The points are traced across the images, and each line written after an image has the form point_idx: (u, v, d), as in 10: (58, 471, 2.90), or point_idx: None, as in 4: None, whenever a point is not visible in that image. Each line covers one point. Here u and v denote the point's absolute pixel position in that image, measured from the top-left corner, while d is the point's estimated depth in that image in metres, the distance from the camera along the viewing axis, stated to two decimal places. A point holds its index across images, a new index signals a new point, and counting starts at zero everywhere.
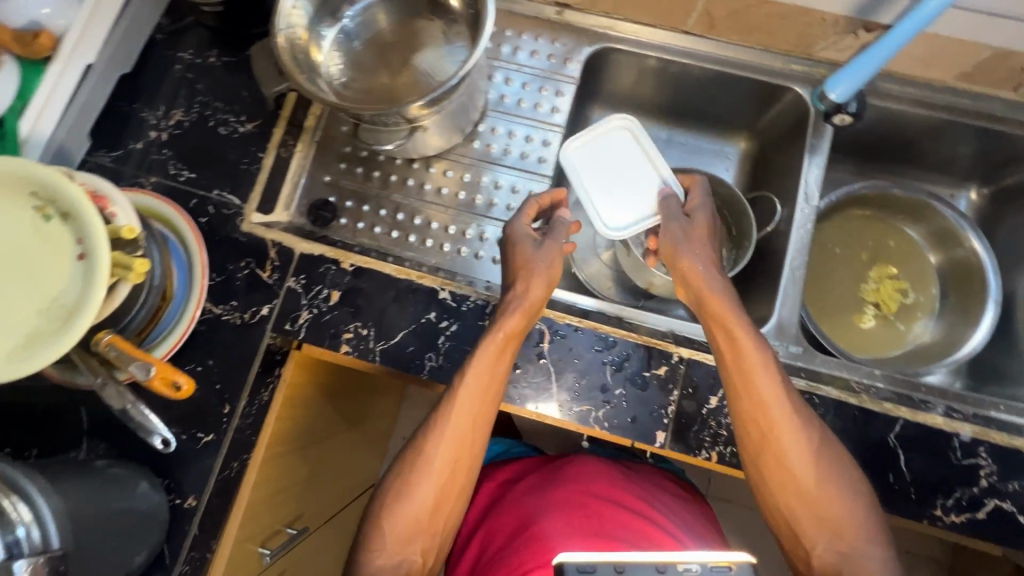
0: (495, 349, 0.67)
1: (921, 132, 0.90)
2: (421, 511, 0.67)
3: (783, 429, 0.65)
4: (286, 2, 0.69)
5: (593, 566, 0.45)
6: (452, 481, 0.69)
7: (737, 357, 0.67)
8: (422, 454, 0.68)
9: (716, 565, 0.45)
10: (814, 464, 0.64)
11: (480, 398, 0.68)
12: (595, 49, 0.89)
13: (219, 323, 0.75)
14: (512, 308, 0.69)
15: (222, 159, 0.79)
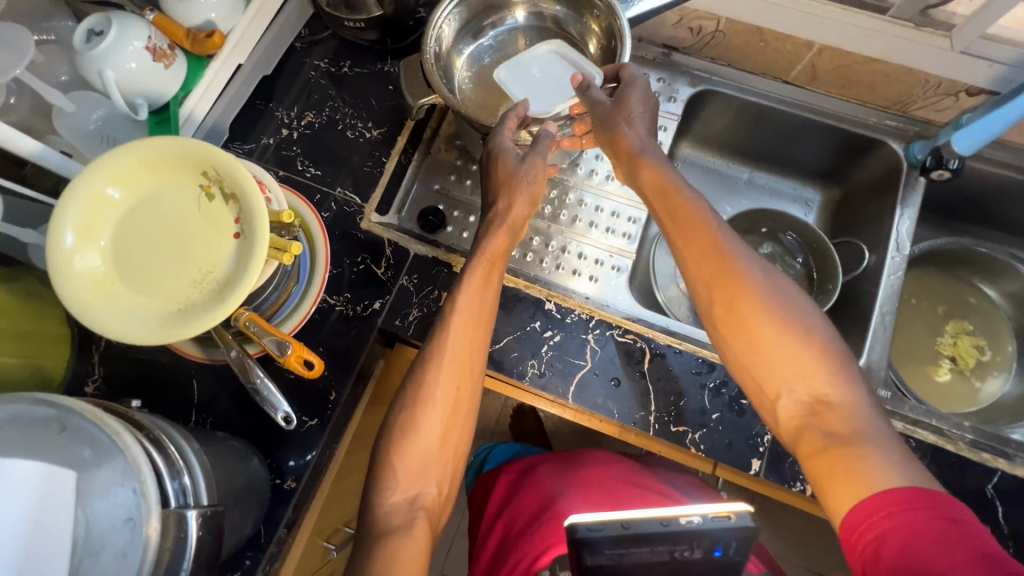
0: (482, 273, 0.69)
1: (1008, 195, 0.93)
2: (430, 442, 0.66)
3: (750, 316, 0.59)
4: (440, 18, 0.77)
5: (603, 525, 0.54)
6: (455, 410, 0.68)
7: (691, 230, 0.64)
8: (416, 379, 0.68)
9: (716, 517, 0.53)
10: (788, 340, 0.58)
11: (480, 319, 0.69)
12: (697, 90, 0.94)
13: (332, 313, 0.78)
14: (495, 229, 0.71)
15: (347, 160, 0.85)
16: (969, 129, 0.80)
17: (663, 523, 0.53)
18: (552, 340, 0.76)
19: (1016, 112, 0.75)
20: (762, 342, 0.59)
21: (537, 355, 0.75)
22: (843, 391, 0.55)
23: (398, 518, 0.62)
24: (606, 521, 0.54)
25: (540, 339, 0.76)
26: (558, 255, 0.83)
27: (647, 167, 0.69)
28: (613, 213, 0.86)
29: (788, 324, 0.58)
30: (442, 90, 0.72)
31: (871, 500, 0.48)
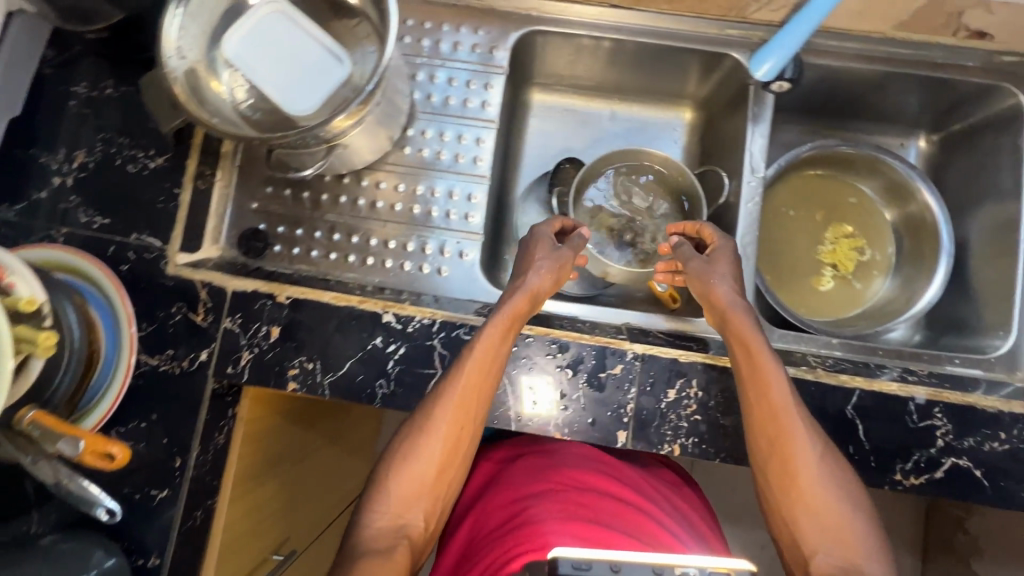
0: (503, 324, 0.67)
1: (866, 86, 0.87)
2: (426, 472, 0.65)
3: (785, 419, 0.63)
4: (167, 31, 0.63)
5: (589, 564, 0.42)
6: (456, 448, 0.67)
7: (748, 345, 0.66)
8: (417, 421, 0.67)
9: (715, 572, 0.44)
10: (808, 445, 0.63)
11: (494, 365, 0.67)
12: (522, 34, 0.83)
13: (158, 374, 0.71)
14: (515, 294, 0.71)
15: (136, 199, 0.74)
16: (762, 56, 0.78)
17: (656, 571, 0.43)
18: (396, 354, 0.71)
19: (794, 41, 0.75)
20: (786, 441, 0.63)
21: (385, 373, 0.71)
22: (837, 504, 0.61)
23: (384, 543, 0.61)
24: (595, 559, 0.43)
25: (384, 355, 0.71)
26: (402, 253, 0.80)
27: (716, 282, 0.72)
28: (451, 193, 0.81)
29: (807, 430, 0.63)
30: (205, 122, 0.62)
31: None
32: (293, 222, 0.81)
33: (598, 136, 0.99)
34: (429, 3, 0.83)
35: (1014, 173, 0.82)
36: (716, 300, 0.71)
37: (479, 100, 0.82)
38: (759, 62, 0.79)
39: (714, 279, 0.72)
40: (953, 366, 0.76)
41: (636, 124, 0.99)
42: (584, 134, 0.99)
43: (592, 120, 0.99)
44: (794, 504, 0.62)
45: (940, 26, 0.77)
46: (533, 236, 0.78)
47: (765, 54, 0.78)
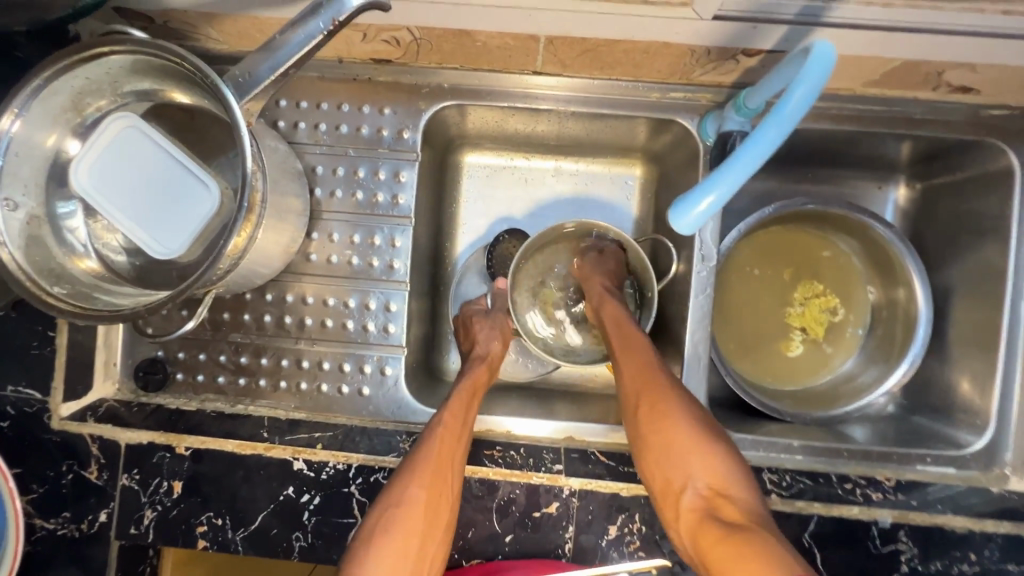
0: (466, 393, 0.69)
1: (834, 141, 0.76)
2: (405, 545, 0.58)
3: (671, 435, 0.61)
4: None
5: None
6: (437, 517, 0.60)
7: (631, 362, 0.66)
8: (394, 488, 0.61)
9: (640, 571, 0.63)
10: (701, 449, 0.59)
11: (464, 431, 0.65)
12: (433, 111, 0.72)
13: (56, 538, 0.65)
14: (476, 363, 0.74)
15: (7, 346, 0.66)
16: (689, 197, 0.51)
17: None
18: (311, 504, 0.65)
19: (737, 176, 0.50)
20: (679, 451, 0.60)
21: (301, 526, 0.65)
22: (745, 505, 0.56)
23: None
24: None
25: (298, 506, 0.65)
26: (318, 374, 0.72)
27: (609, 301, 0.74)
28: (364, 302, 0.73)
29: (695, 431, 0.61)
30: (67, 312, 0.52)
31: None
32: (195, 346, 0.73)
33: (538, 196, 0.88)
34: (322, 79, 0.71)
35: (999, 242, 0.72)
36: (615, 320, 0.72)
37: (388, 193, 0.72)
38: (687, 209, 0.51)
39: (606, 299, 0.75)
40: (926, 466, 0.70)
41: (577, 178, 0.88)
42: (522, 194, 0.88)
43: (529, 177, 0.88)
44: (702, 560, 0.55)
45: (918, 83, 0.65)
46: (464, 313, 0.81)
47: (697, 191, 0.51)
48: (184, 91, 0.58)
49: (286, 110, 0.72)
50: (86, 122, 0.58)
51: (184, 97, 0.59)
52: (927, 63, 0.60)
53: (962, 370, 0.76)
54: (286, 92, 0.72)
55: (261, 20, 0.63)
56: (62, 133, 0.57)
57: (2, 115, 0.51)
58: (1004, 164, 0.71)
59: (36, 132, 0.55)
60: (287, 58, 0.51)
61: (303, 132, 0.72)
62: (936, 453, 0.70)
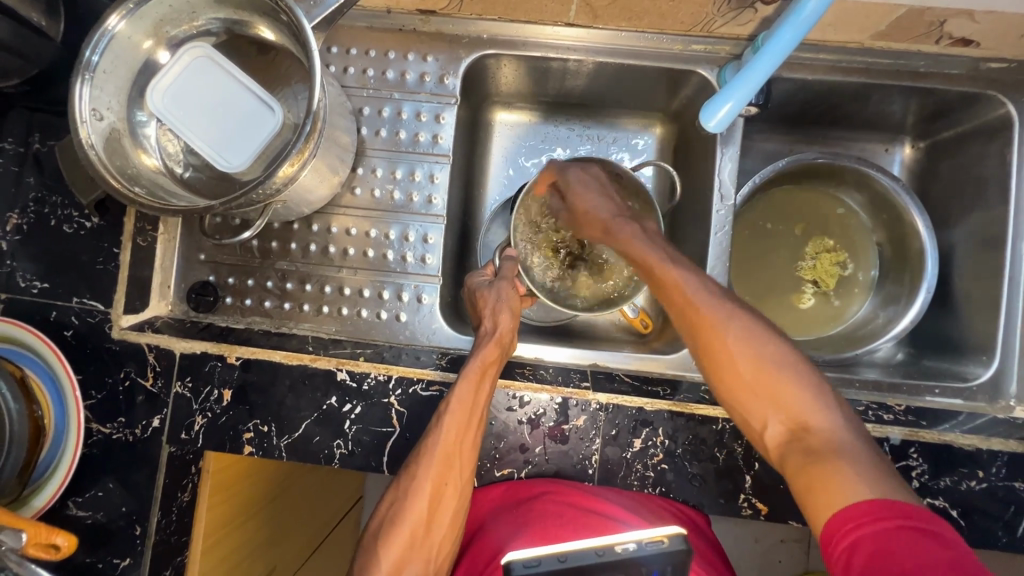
0: (474, 378, 0.65)
1: (843, 96, 0.82)
2: (414, 529, 0.62)
3: (737, 366, 0.57)
4: (84, 105, 0.57)
5: (539, 559, 0.48)
6: (445, 504, 0.63)
7: (680, 299, 0.62)
8: (403, 481, 0.64)
9: (649, 542, 0.49)
10: (776, 370, 0.56)
11: (475, 417, 0.64)
12: (472, 60, 0.78)
13: (111, 443, 0.70)
14: (486, 341, 0.69)
15: (74, 262, 0.70)
16: (715, 103, 0.65)
17: (597, 553, 0.48)
18: (353, 414, 0.69)
19: (753, 84, 0.62)
20: (756, 385, 0.56)
21: (342, 434, 0.68)
22: (828, 420, 0.53)
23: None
24: (543, 553, 0.49)
25: (340, 415, 0.69)
26: (358, 300, 0.78)
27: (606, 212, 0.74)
28: (403, 234, 0.78)
29: (768, 358, 0.57)
30: (144, 204, 0.57)
31: (864, 504, 0.45)
32: (243, 272, 0.79)
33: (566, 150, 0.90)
34: (371, 29, 0.78)
35: (1000, 191, 0.77)
36: (644, 258, 0.66)
37: (429, 134, 0.79)
38: (713, 110, 0.65)
39: (619, 228, 0.69)
40: (933, 397, 0.75)
41: (605, 134, 0.90)
42: (548, 149, 0.91)
43: (557, 134, 0.91)
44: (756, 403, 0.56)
45: (921, 35, 0.71)
46: (469, 286, 0.77)
47: (721, 97, 0.65)
48: (271, 27, 0.64)
49: (337, 56, 0.79)
50: (174, 39, 0.64)
51: (271, 35, 0.66)
52: (930, 11, 0.65)
53: (969, 311, 0.80)
54: (337, 40, 0.78)
55: None
56: (156, 41, 0.62)
57: (113, 12, 0.56)
58: (1004, 115, 0.76)
59: (135, 36, 0.60)
60: None
61: (353, 76, 0.79)
62: (944, 385, 0.76)
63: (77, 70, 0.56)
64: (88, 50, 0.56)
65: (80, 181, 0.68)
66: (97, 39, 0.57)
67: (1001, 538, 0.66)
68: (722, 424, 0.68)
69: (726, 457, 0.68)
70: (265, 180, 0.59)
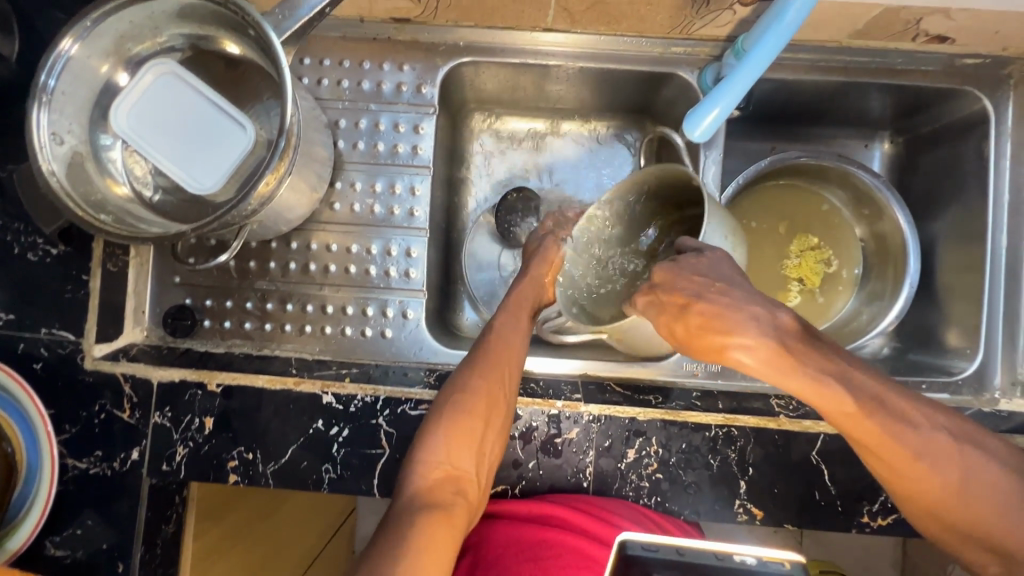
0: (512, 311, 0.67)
1: (823, 95, 0.82)
2: (458, 454, 0.58)
3: (935, 486, 0.50)
4: (42, 129, 0.55)
5: (655, 548, 0.43)
6: (495, 419, 0.61)
7: (859, 417, 0.49)
8: (450, 395, 0.61)
9: (767, 560, 0.42)
10: (979, 492, 0.50)
11: (515, 345, 0.64)
12: (449, 68, 0.76)
13: (88, 478, 0.67)
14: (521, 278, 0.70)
15: (40, 290, 0.67)
16: (700, 111, 0.63)
17: (718, 556, 0.42)
18: (340, 437, 0.67)
19: (741, 89, 0.61)
20: (966, 519, 0.51)
21: (330, 458, 0.67)
22: None
23: (438, 498, 0.56)
24: (659, 543, 0.44)
25: (327, 439, 0.67)
26: (341, 318, 0.76)
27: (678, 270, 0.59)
28: (385, 249, 0.76)
29: (974, 478, 0.50)
30: (111, 232, 0.55)
31: None
32: (221, 293, 0.76)
33: (544, 178, 0.88)
34: (344, 39, 0.76)
35: (979, 186, 0.78)
36: (804, 389, 0.48)
37: (408, 145, 0.77)
38: (698, 119, 0.63)
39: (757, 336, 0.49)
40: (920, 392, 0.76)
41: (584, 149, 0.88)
42: (524, 175, 0.88)
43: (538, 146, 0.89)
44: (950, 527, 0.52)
45: (898, 33, 0.71)
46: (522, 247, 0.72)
47: (708, 104, 0.62)
48: (238, 41, 0.62)
49: (309, 67, 0.76)
50: (135, 57, 0.61)
51: (237, 49, 0.63)
52: (907, 9, 0.66)
53: (952, 305, 0.81)
54: (309, 51, 0.76)
55: None
56: (114, 64, 0.60)
57: (66, 35, 0.54)
58: (980, 110, 0.77)
59: (92, 57, 0.57)
60: None
61: (327, 88, 0.77)
62: (930, 380, 0.76)
63: (32, 94, 0.54)
64: (43, 74, 0.54)
65: (40, 210, 0.64)
66: (52, 61, 0.54)
67: None
68: (714, 430, 0.68)
69: (720, 464, 0.67)
70: (241, 202, 0.57)
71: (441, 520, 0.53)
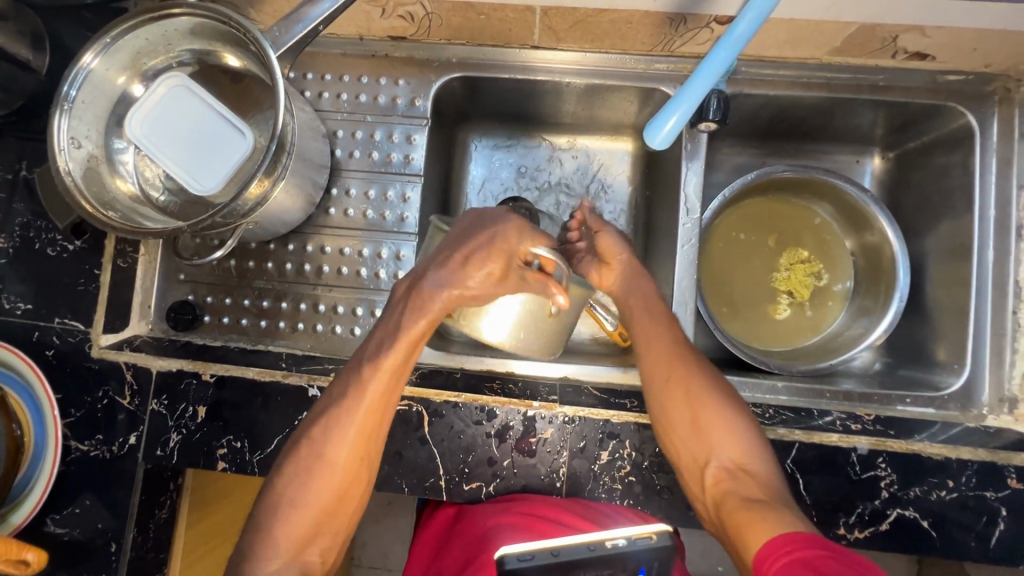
0: (408, 348, 0.61)
1: (808, 111, 0.83)
2: (319, 506, 0.60)
3: (683, 403, 0.66)
4: (62, 135, 0.60)
5: (532, 554, 0.49)
6: (355, 479, 0.62)
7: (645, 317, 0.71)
8: (303, 456, 0.60)
9: (639, 537, 0.51)
10: (708, 408, 0.65)
11: (393, 390, 0.62)
12: (441, 82, 0.81)
13: (88, 460, 0.71)
14: (427, 301, 0.61)
15: (56, 283, 0.73)
16: (660, 117, 0.64)
17: (590, 547, 0.50)
18: None
19: (695, 94, 0.62)
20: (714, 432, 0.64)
21: None
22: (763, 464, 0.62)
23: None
24: (535, 548, 0.50)
25: None
26: (333, 317, 0.79)
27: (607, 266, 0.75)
28: (376, 252, 0.80)
29: (714, 401, 0.66)
30: (118, 228, 0.60)
31: (781, 535, 0.51)
32: (222, 290, 0.81)
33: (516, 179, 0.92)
34: (344, 55, 0.81)
35: (965, 200, 0.77)
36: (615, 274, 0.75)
37: (400, 154, 0.81)
38: (657, 127, 0.64)
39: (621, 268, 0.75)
40: (905, 407, 0.75)
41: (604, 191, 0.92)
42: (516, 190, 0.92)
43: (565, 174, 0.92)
44: (696, 437, 0.64)
45: (876, 50, 0.73)
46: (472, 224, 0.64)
47: (665, 113, 0.63)
48: (237, 54, 0.67)
49: (312, 82, 0.82)
50: (150, 70, 0.67)
51: (236, 61, 0.69)
52: (881, 27, 0.67)
53: (941, 320, 0.80)
54: (312, 66, 0.81)
55: None
56: (130, 76, 0.66)
57: (88, 50, 0.59)
58: (964, 126, 0.77)
59: (111, 70, 0.63)
60: (318, 15, 0.60)
61: (327, 100, 0.82)
62: (916, 394, 0.75)
63: (55, 103, 0.59)
64: (66, 85, 0.59)
65: (56, 206, 0.71)
66: (74, 74, 0.60)
67: (973, 548, 0.66)
68: None
69: None
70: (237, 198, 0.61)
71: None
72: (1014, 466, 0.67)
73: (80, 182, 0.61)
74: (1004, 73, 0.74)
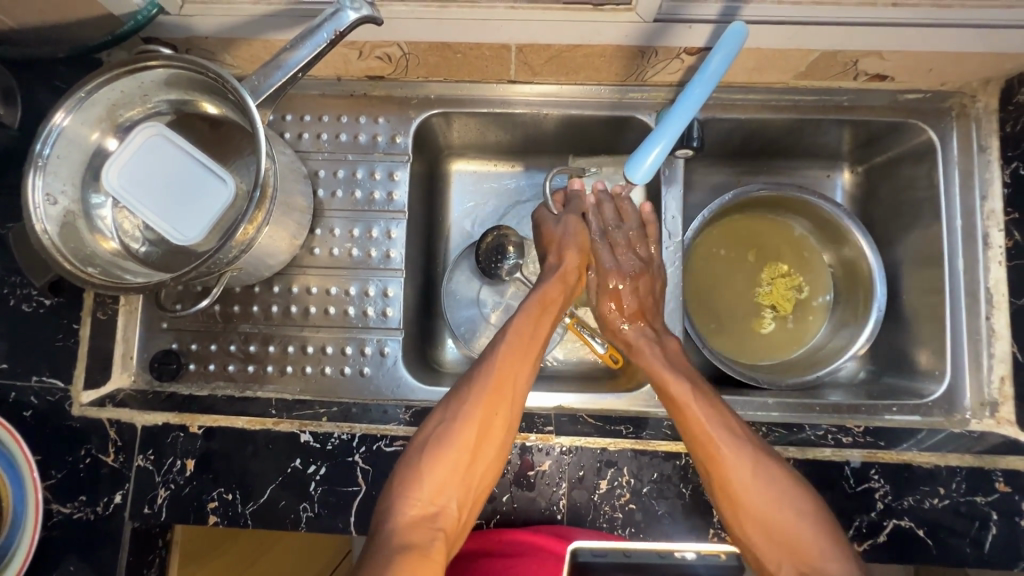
0: (537, 308, 0.73)
1: (778, 132, 0.86)
2: (460, 453, 0.64)
3: (748, 499, 0.63)
4: (37, 193, 0.59)
5: None
6: (492, 441, 0.65)
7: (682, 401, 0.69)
8: (451, 408, 0.66)
9: None
10: (773, 510, 0.62)
11: (532, 347, 0.71)
12: (421, 119, 0.82)
13: (71, 523, 0.68)
14: (552, 276, 0.77)
15: (32, 340, 0.71)
16: (642, 152, 0.67)
17: None
18: (318, 475, 0.68)
19: (673, 132, 0.66)
20: (780, 534, 0.62)
21: (308, 497, 0.68)
22: None
23: (414, 538, 0.60)
24: None
25: (305, 477, 0.68)
26: (322, 358, 0.79)
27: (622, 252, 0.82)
28: (362, 290, 0.80)
29: (785, 497, 0.63)
30: (99, 285, 0.59)
31: None
32: (206, 337, 0.80)
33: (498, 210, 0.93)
34: (323, 96, 0.82)
35: (933, 212, 0.80)
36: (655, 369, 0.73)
37: (384, 191, 0.82)
38: (639, 162, 0.67)
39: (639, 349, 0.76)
40: (892, 415, 0.76)
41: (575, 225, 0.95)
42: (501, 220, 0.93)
43: (534, 204, 0.93)
44: (747, 533, 0.64)
45: (839, 73, 0.76)
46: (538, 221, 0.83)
47: (646, 148, 0.66)
48: (213, 102, 0.67)
49: (292, 123, 0.82)
50: (125, 122, 0.66)
51: (213, 108, 0.69)
52: (842, 53, 0.70)
53: (917, 329, 0.83)
54: (290, 108, 0.82)
55: (273, 42, 0.69)
56: (105, 130, 0.65)
57: (59, 108, 0.59)
58: (927, 141, 0.80)
59: (85, 126, 0.62)
60: (298, 63, 0.58)
61: (307, 140, 0.82)
62: (901, 403, 0.77)
63: (28, 162, 0.58)
64: (38, 143, 0.59)
65: (33, 265, 0.69)
66: (47, 133, 0.59)
67: (970, 554, 0.67)
68: (685, 458, 0.69)
69: (693, 492, 0.68)
70: (224, 245, 0.60)
71: (418, 560, 0.57)
72: (1000, 469, 0.68)
73: (57, 240, 0.60)
74: (958, 90, 0.78)
